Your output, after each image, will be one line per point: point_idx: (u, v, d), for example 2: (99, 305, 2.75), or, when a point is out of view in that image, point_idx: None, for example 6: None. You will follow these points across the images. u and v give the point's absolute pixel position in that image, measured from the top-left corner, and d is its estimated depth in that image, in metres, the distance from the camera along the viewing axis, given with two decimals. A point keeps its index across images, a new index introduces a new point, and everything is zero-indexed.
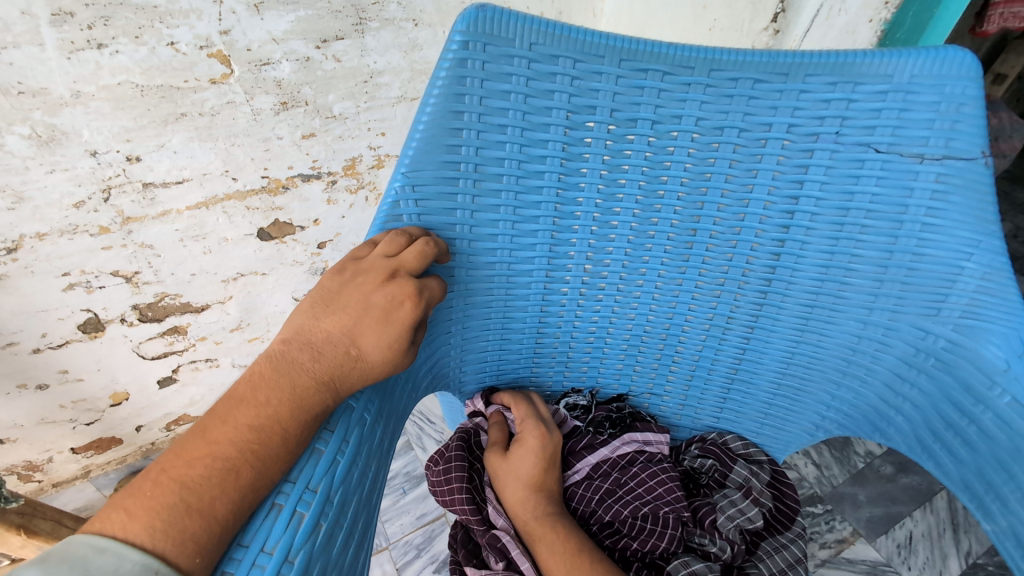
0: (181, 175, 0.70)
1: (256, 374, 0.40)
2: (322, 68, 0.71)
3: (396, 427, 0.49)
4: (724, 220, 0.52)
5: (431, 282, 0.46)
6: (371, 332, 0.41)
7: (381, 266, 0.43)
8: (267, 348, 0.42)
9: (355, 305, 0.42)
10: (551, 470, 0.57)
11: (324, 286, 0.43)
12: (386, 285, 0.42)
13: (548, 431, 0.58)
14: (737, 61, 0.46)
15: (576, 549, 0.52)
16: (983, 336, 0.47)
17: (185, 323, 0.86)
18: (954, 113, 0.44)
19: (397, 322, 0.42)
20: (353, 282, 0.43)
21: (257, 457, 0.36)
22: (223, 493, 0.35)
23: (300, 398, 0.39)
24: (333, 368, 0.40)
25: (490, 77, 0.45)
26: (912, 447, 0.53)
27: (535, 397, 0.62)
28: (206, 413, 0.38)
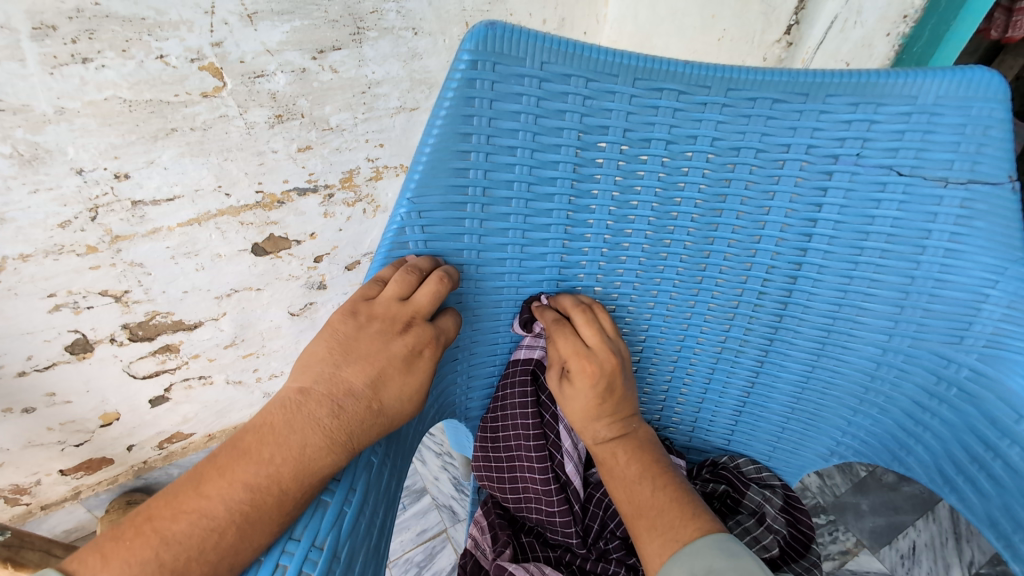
0: (172, 192, 0.67)
1: (264, 426, 0.37)
2: (320, 79, 0.68)
3: (404, 464, 0.47)
4: (738, 242, 0.51)
5: (445, 321, 0.46)
6: (394, 382, 0.41)
7: (398, 313, 0.42)
8: (282, 393, 0.40)
9: (375, 355, 0.41)
10: (609, 402, 0.51)
11: (336, 328, 0.41)
12: (405, 334, 0.42)
13: (597, 361, 0.51)
14: (756, 80, 0.44)
15: (639, 474, 0.50)
16: (1009, 367, 0.46)
17: (178, 341, 0.83)
18: (980, 136, 0.43)
19: (418, 372, 0.42)
20: (372, 329, 0.42)
21: (247, 521, 0.34)
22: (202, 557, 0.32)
23: (308, 458, 0.36)
24: (353, 426, 0.38)
25: (499, 97, 0.43)
26: (934, 478, 0.51)
27: (579, 316, 0.52)
28: (208, 458, 0.36)
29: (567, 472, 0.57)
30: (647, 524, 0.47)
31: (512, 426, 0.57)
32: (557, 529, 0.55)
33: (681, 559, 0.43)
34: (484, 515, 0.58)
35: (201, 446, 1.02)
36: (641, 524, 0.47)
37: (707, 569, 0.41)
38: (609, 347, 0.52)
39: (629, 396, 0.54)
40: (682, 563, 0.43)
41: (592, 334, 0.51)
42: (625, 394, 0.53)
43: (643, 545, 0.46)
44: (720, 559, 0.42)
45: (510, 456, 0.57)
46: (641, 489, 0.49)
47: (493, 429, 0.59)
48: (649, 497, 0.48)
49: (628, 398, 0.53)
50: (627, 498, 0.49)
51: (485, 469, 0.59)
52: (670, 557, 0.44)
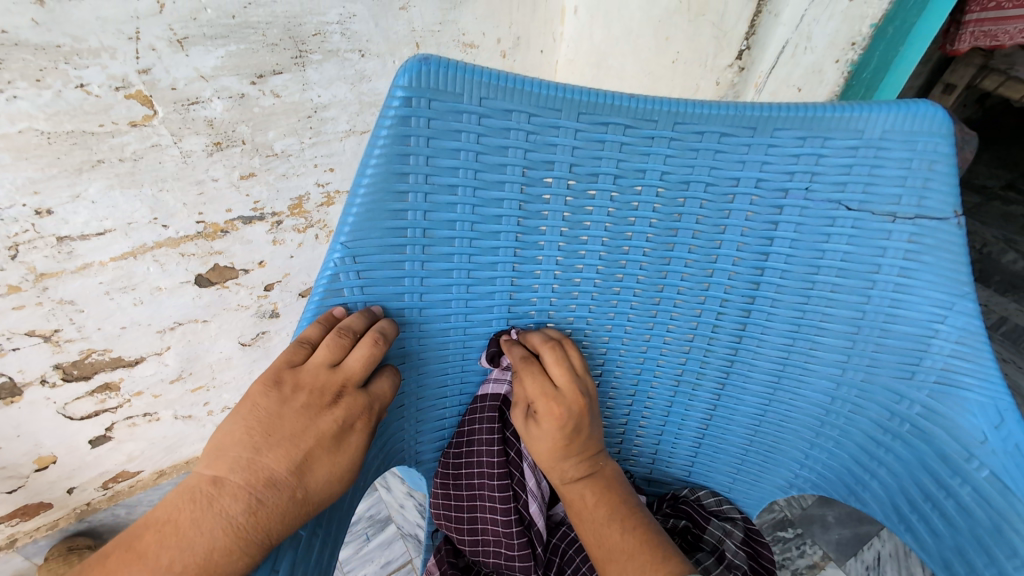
0: (103, 226, 0.63)
1: (169, 522, 0.34)
2: (260, 105, 0.65)
3: (338, 535, 0.43)
4: (691, 276, 0.50)
5: (380, 385, 0.43)
6: (322, 461, 0.38)
7: (328, 383, 0.40)
8: (192, 480, 0.36)
9: (302, 434, 0.38)
10: (577, 442, 0.49)
11: (256, 403, 0.38)
12: (334, 408, 0.39)
13: (565, 403, 0.48)
14: (703, 114, 0.43)
15: (608, 516, 0.48)
16: (960, 404, 0.45)
17: (118, 378, 0.78)
18: (926, 171, 0.42)
19: (349, 450, 0.40)
20: (298, 403, 0.38)
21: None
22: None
23: (215, 564, 0.33)
24: (273, 518, 0.35)
25: (436, 135, 0.41)
26: (889, 514, 0.51)
27: (547, 354, 0.49)
28: (95, 565, 0.32)
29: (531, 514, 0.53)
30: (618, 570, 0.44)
31: (476, 463, 0.54)
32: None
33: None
34: (435, 564, 0.55)
35: (150, 483, 0.97)
36: (612, 569, 0.45)
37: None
38: (579, 386, 0.49)
39: (596, 433, 0.51)
40: None
41: (561, 373, 0.49)
42: (593, 433, 0.51)
43: None
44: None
45: (472, 495, 0.54)
46: (610, 532, 0.47)
47: (455, 466, 0.56)
48: (619, 541, 0.46)
49: (596, 436, 0.51)
50: (597, 542, 0.47)
51: (443, 511, 0.55)
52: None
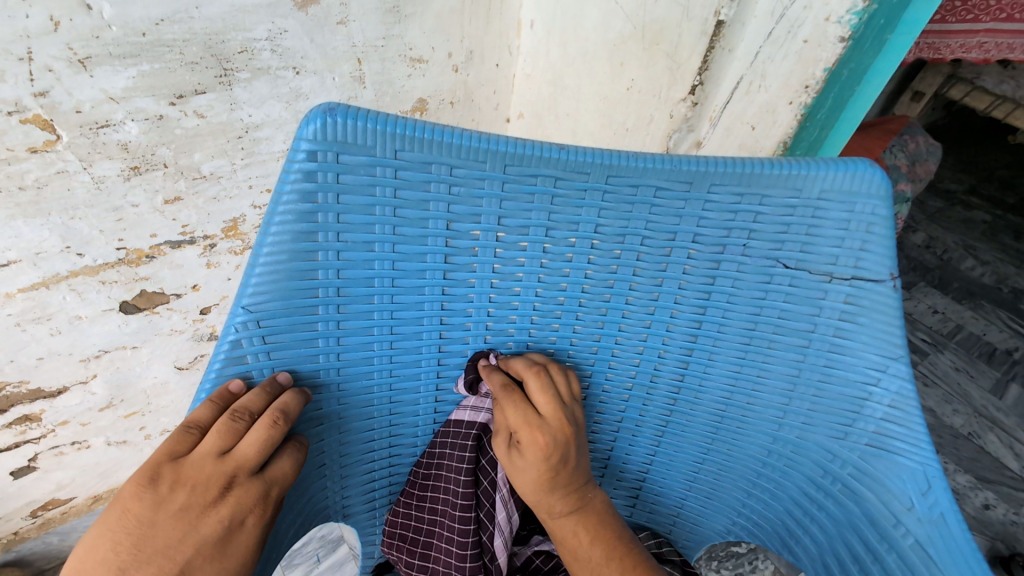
0: (6, 257, 0.58)
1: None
2: (182, 126, 0.60)
3: None
4: (629, 327, 0.48)
5: (279, 466, 0.40)
6: (205, 567, 0.35)
7: (212, 477, 0.36)
8: None
9: (178, 543, 0.35)
10: (562, 475, 0.45)
11: (125, 505, 0.34)
12: (219, 508, 0.36)
13: (550, 431, 0.45)
14: (637, 167, 0.41)
15: (606, 554, 0.45)
16: (892, 468, 0.42)
17: (39, 410, 0.74)
18: (864, 232, 0.41)
19: (237, 550, 0.37)
20: (175, 505, 0.35)
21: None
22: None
23: None
24: None
25: (348, 190, 0.38)
26: (820, 572, 0.47)
27: (531, 381, 0.46)
28: None
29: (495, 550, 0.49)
30: None
31: (444, 488, 0.50)
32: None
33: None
34: None
35: (84, 509, 0.92)
36: None
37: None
38: (564, 412, 0.46)
39: (584, 461, 0.48)
40: None
41: (545, 400, 0.46)
42: (581, 461, 0.47)
43: None
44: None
45: (436, 520, 0.50)
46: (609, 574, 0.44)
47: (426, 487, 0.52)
48: None
49: (584, 465, 0.47)
50: None
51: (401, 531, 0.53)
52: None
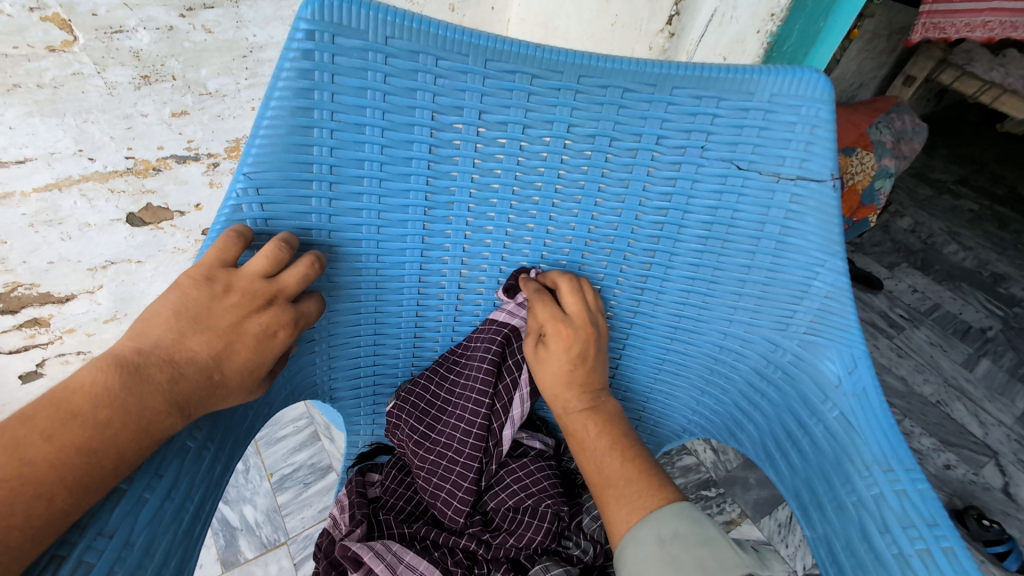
0: (23, 154, 0.62)
1: (97, 383, 0.35)
2: (191, 39, 0.63)
3: (233, 452, 0.46)
4: (598, 229, 0.52)
5: (304, 306, 0.46)
6: (239, 361, 0.41)
7: (261, 285, 0.41)
8: (113, 351, 0.37)
9: (226, 329, 0.40)
10: (580, 369, 0.52)
11: (188, 291, 0.40)
12: (261, 313, 0.41)
13: (574, 327, 0.52)
14: (606, 68, 0.44)
15: (609, 446, 0.50)
16: (823, 353, 0.49)
17: (47, 314, 0.79)
18: (808, 135, 0.45)
19: (266, 355, 0.42)
20: (230, 295, 0.40)
21: (80, 488, 0.33)
22: (30, 520, 0.31)
23: (148, 423, 0.36)
24: (194, 395, 0.38)
25: (342, 71, 0.41)
26: (759, 453, 0.54)
27: (564, 285, 0.53)
28: (24, 419, 0.33)
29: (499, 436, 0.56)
30: (615, 492, 0.47)
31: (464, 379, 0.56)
32: (444, 486, 0.54)
33: (648, 524, 0.44)
34: (347, 495, 0.57)
35: None
36: (609, 492, 0.47)
37: (672, 533, 0.43)
38: (589, 316, 0.53)
39: (599, 369, 0.54)
40: (650, 528, 0.43)
41: (574, 302, 0.53)
42: (597, 367, 0.53)
43: (613, 512, 0.46)
44: (684, 524, 0.43)
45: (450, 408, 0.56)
46: (611, 460, 0.49)
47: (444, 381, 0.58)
48: (618, 466, 0.48)
49: (599, 372, 0.54)
50: (596, 468, 0.49)
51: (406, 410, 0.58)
52: (637, 521, 0.44)
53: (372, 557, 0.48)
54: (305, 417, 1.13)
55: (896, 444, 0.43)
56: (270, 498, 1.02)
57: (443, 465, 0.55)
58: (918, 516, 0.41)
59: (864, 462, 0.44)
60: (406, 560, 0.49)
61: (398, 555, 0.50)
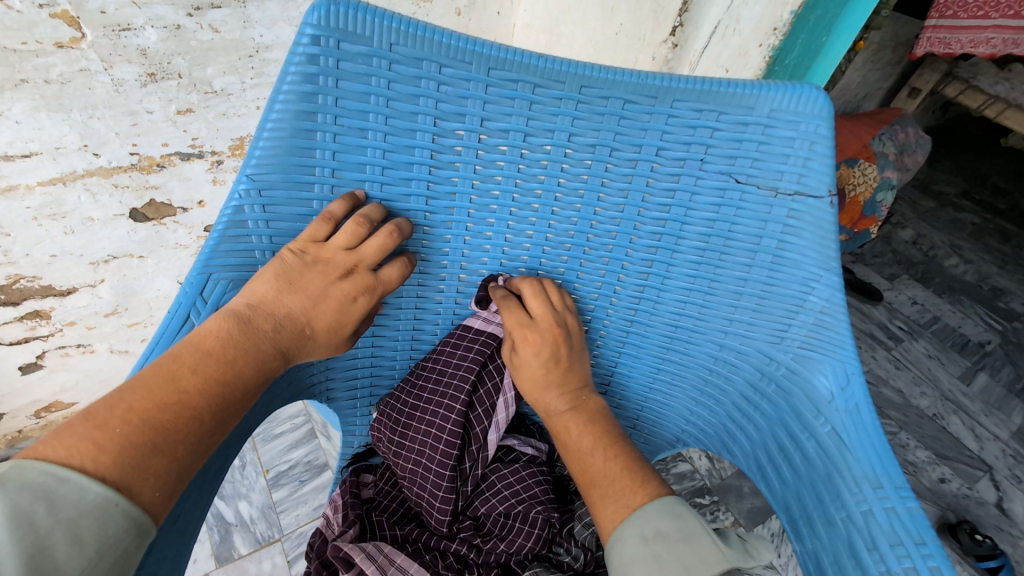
0: (28, 148, 0.63)
1: (221, 331, 0.40)
2: (198, 38, 0.63)
3: (228, 452, 0.47)
4: (597, 237, 0.52)
5: (389, 271, 0.48)
6: (326, 318, 0.44)
7: (347, 257, 0.45)
8: (229, 307, 0.42)
9: (318, 290, 0.44)
10: (559, 370, 0.52)
11: (286, 259, 0.44)
12: (347, 279, 0.45)
13: (539, 330, 0.52)
14: (608, 79, 0.44)
15: (592, 444, 0.49)
16: (816, 367, 0.49)
17: (49, 307, 0.80)
18: (807, 151, 0.45)
19: (352, 315, 0.46)
20: (320, 263, 0.44)
21: (223, 411, 0.38)
22: (186, 439, 0.36)
23: (262, 364, 0.41)
24: (291, 343, 0.43)
25: (346, 76, 0.42)
26: (751, 466, 0.54)
27: (527, 289, 0.53)
28: (169, 357, 0.38)
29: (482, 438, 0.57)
30: (599, 491, 0.45)
31: (436, 384, 0.57)
32: (432, 491, 0.54)
33: (631, 523, 0.42)
34: (340, 495, 0.57)
35: None
36: (593, 492, 0.46)
37: (654, 532, 0.41)
38: (555, 317, 0.53)
39: (579, 367, 0.53)
40: (633, 525, 0.42)
41: (539, 305, 0.53)
42: (576, 365, 0.53)
43: (598, 512, 0.45)
44: (667, 521, 0.42)
45: (425, 413, 0.56)
46: (593, 459, 0.47)
47: (419, 385, 0.58)
48: (601, 464, 0.47)
49: (578, 369, 0.53)
50: (581, 469, 0.48)
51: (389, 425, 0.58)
52: (622, 521, 0.43)
53: (363, 558, 0.49)
54: (302, 415, 1.13)
55: (887, 463, 0.44)
56: (266, 494, 1.02)
57: (428, 468, 0.54)
58: (906, 534, 0.41)
59: (854, 478, 0.44)
60: (397, 562, 0.50)
61: (389, 557, 0.50)
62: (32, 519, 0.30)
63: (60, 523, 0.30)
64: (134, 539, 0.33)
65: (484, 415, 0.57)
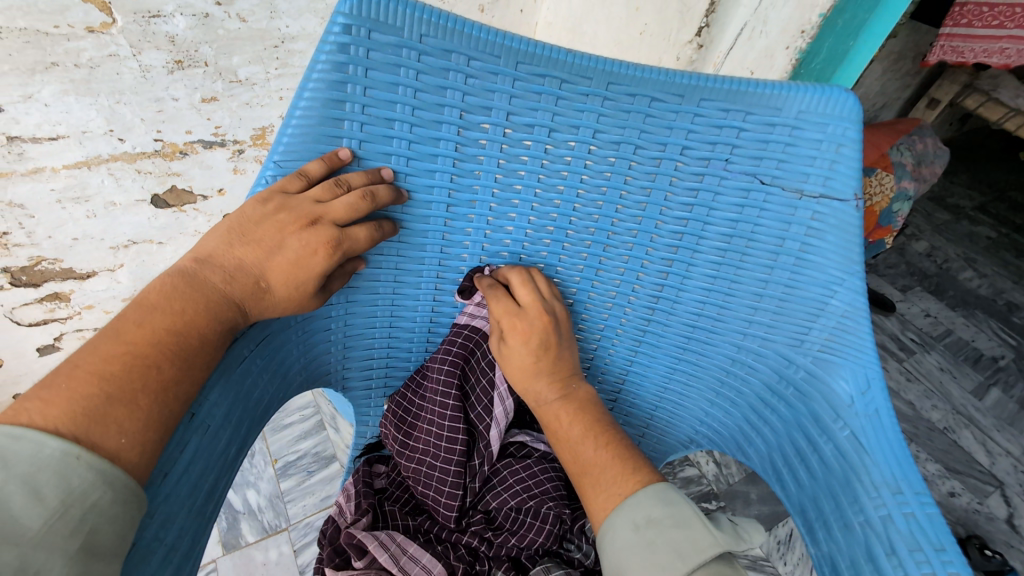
0: (55, 131, 0.64)
1: (164, 286, 0.40)
2: (225, 27, 0.64)
3: (250, 433, 0.47)
4: (617, 235, 0.52)
5: (356, 229, 0.45)
6: (282, 272, 0.43)
7: (304, 210, 0.42)
8: (177, 264, 0.42)
9: (269, 242, 0.43)
10: (547, 359, 0.53)
11: (245, 211, 0.43)
12: (302, 232, 0.42)
13: (528, 319, 0.52)
14: (635, 76, 0.44)
15: (583, 432, 0.50)
16: (836, 371, 0.49)
17: (68, 290, 0.81)
18: (833, 153, 0.45)
19: (308, 270, 0.43)
20: (275, 217, 0.42)
21: (180, 357, 0.38)
22: (146, 388, 0.36)
23: (215, 312, 0.41)
24: (241, 296, 0.42)
25: (375, 66, 0.42)
26: (766, 468, 0.54)
27: (514, 278, 0.53)
28: (117, 318, 0.39)
29: (485, 435, 0.57)
30: (593, 479, 0.48)
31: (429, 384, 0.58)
32: (442, 484, 0.54)
33: (623, 511, 0.44)
34: (353, 483, 0.57)
35: None
36: (587, 480, 0.48)
37: (647, 519, 0.43)
38: (545, 307, 0.53)
39: (568, 355, 0.54)
40: (624, 513, 0.44)
41: (527, 295, 0.53)
42: (565, 352, 0.54)
43: (591, 499, 0.47)
44: (658, 508, 0.43)
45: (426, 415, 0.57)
46: (584, 448, 0.49)
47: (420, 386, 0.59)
48: (593, 453, 0.49)
49: (568, 357, 0.54)
50: (574, 457, 0.50)
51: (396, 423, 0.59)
52: (615, 509, 0.45)
53: (376, 546, 0.49)
54: (311, 406, 1.13)
55: (907, 467, 0.43)
56: (273, 484, 1.03)
57: (431, 464, 0.55)
58: (925, 540, 0.41)
59: (872, 482, 0.44)
60: (409, 552, 0.50)
61: (401, 546, 0.50)
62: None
63: (16, 477, 0.31)
64: (104, 491, 0.33)
65: (482, 412, 0.57)
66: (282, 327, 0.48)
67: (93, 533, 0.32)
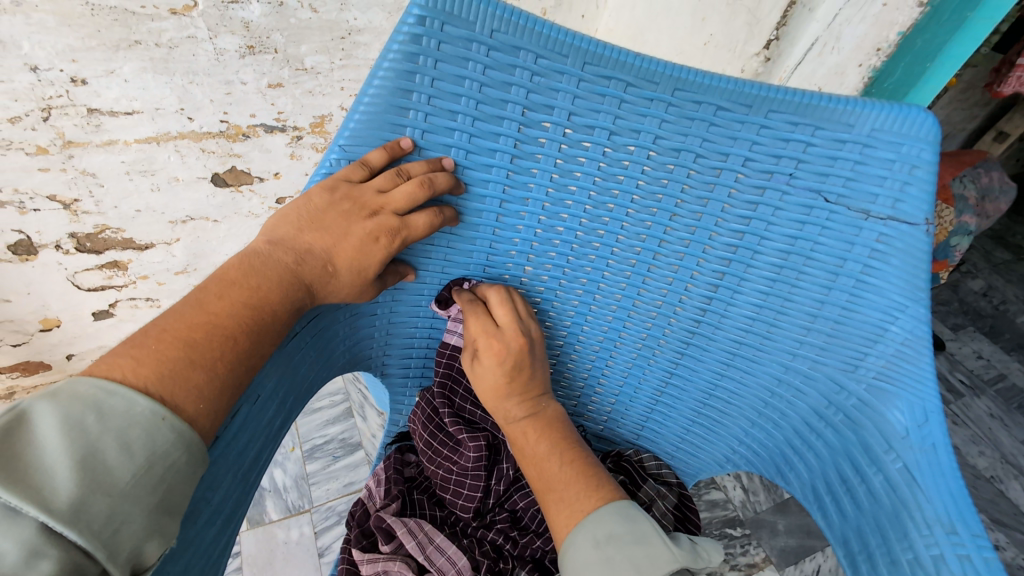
0: (131, 106, 0.67)
1: (242, 263, 0.42)
2: (297, 16, 0.65)
3: (293, 409, 0.49)
4: (669, 243, 0.52)
5: (417, 217, 0.46)
6: (348, 257, 0.44)
7: (370, 199, 0.44)
8: (251, 245, 0.43)
9: (337, 228, 0.44)
10: (520, 378, 0.54)
11: (312, 198, 0.44)
12: (368, 220, 0.44)
13: (503, 339, 0.53)
14: (703, 83, 0.43)
15: (549, 450, 0.52)
16: (890, 401, 0.47)
17: (127, 259, 0.85)
18: (905, 175, 0.43)
19: (372, 256, 0.45)
20: (342, 205, 0.44)
21: (256, 331, 0.40)
22: (225, 357, 0.38)
23: (287, 291, 0.42)
24: (309, 278, 0.43)
25: (444, 59, 0.42)
26: (807, 495, 0.53)
27: (493, 297, 0.54)
28: (197, 288, 0.40)
29: None
30: (556, 497, 0.48)
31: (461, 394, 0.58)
32: (470, 482, 0.55)
33: (584, 529, 0.45)
34: (383, 469, 0.58)
35: None
36: (550, 498, 0.49)
37: (607, 535, 0.44)
38: (520, 328, 0.54)
39: (540, 375, 0.55)
40: (586, 531, 0.44)
41: (504, 314, 0.54)
42: (537, 373, 0.55)
43: (552, 516, 0.48)
44: (618, 524, 0.45)
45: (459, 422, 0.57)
46: (549, 466, 0.50)
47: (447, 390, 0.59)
48: (558, 470, 0.50)
49: (538, 377, 0.55)
50: (538, 474, 0.51)
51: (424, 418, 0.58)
52: (575, 525, 0.46)
53: (404, 532, 0.51)
54: (341, 392, 1.15)
55: (963, 507, 0.42)
56: (299, 465, 1.05)
57: (465, 460, 0.55)
58: None
59: (925, 519, 0.43)
60: (435, 542, 0.51)
61: (429, 536, 0.51)
62: (84, 426, 0.32)
63: (110, 431, 0.32)
64: (181, 452, 0.35)
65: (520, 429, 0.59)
66: (330, 308, 0.49)
67: (168, 492, 0.34)
